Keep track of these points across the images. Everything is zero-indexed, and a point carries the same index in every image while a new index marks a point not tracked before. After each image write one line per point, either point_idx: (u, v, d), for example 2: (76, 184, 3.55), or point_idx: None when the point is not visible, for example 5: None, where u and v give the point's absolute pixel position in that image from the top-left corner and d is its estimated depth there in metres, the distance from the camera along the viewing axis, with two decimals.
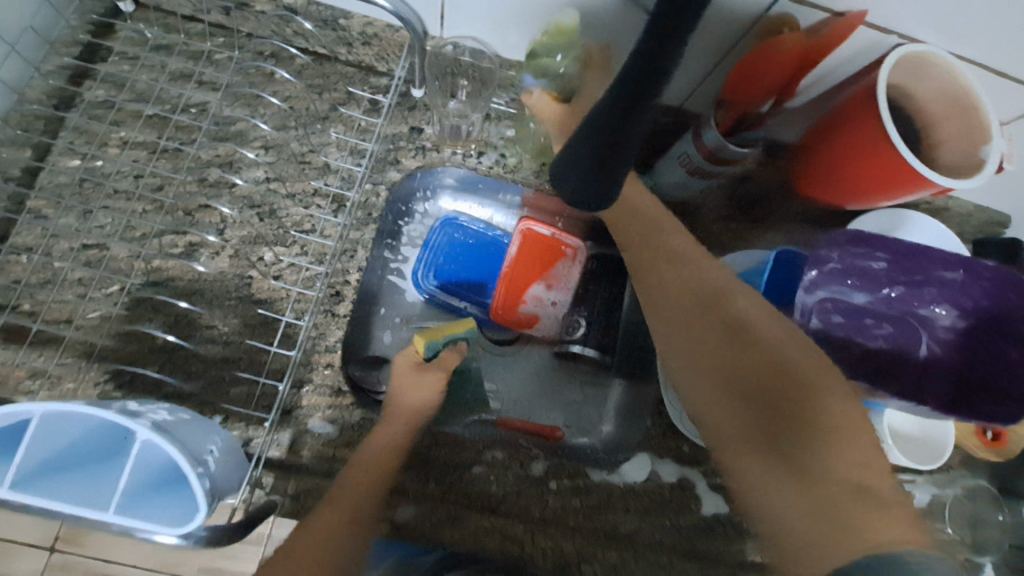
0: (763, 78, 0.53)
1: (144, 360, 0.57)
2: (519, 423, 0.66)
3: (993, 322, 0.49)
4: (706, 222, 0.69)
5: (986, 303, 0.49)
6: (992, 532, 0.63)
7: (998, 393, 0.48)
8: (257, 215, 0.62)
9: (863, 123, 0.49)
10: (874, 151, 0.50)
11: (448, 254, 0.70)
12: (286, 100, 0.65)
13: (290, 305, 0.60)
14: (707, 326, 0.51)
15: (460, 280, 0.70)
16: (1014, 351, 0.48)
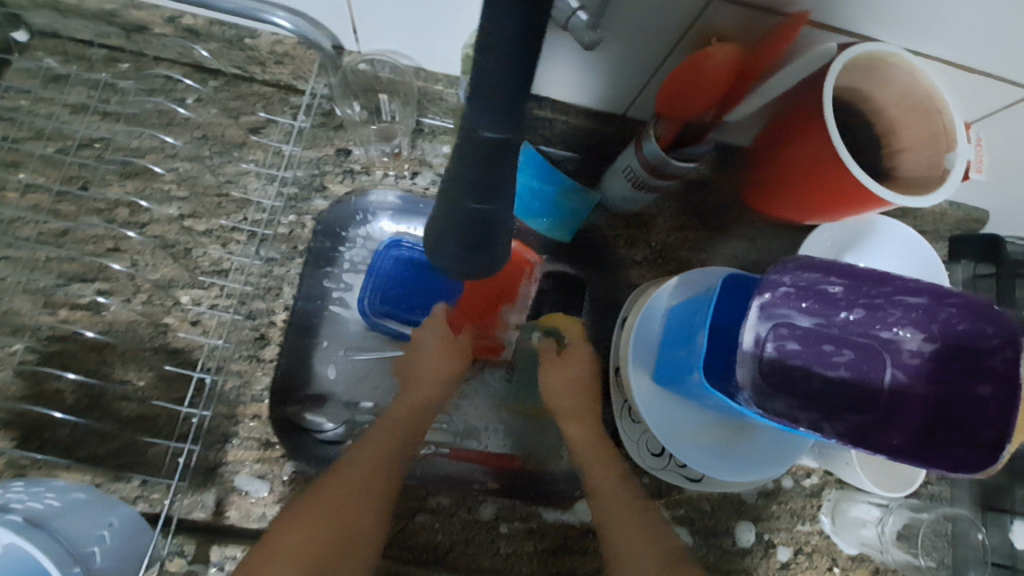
0: (701, 89, 0.47)
1: (53, 424, 0.52)
2: (474, 454, 0.62)
3: (964, 352, 0.43)
4: (662, 234, 0.64)
5: (957, 331, 0.43)
6: (973, 550, 0.59)
7: (964, 435, 0.42)
8: (171, 256, 0.58)
9: (814, 133, 0.45)
10: (825, 163, 0.45)
11: (395, 278, 0.65)
12: (199, 129, 0.61)
13: (207, 355, 0.55)
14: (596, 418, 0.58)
15: (411, 306, 0.65)
16: (984, 388, 0.42)
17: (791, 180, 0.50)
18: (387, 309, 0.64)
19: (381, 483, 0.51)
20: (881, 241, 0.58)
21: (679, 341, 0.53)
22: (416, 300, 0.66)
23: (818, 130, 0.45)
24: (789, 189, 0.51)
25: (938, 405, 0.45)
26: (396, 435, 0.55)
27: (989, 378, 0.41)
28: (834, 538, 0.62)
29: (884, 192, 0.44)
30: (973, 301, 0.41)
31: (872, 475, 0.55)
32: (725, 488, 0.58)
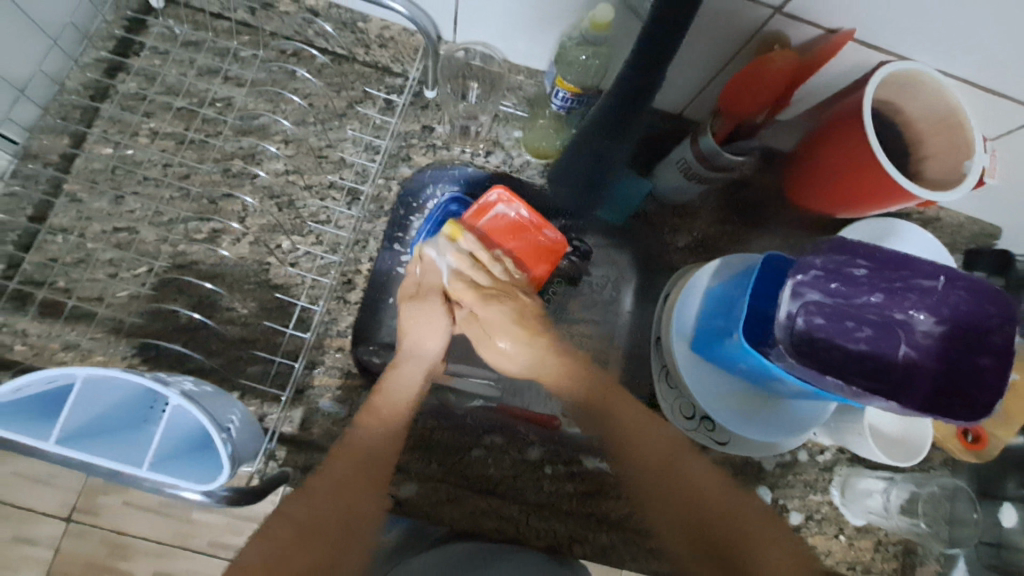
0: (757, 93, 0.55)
1: (168, 337, 0.60)
2: (519, 410, 0.67)
3: (971, 330, 0.51)
4: (704, 224, 0.72)
5: (964, 311, 0.51)
6: (968, 530, 0.65)
7: (964, 397, 0.50)
8: (276, 205, 0.66)
9: (852, 136, 0.52)
10: (861, 161, 0.53)
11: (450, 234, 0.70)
12: (306, 97, 0.69)
13: (305, 291, 0.63)
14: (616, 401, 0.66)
15: None
16: (986, 358, 0.49)
17: (828, 176, 0.58)
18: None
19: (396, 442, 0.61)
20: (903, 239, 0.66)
21: (719, 314, 0.59)
22: None
23: (857, 133, 0.52)
24: (826, 184, 0.59)
25: (944, 375, 0.51)
26: (403, 408, 0.63)
27: (989, 350, 0.49)
28: (841, 509, 0.68)
29: (911, 186, 0.51)
30: (980, 284, 0.49)
31: (880, 447, 0.62)
32: (747, 452, 0.65)
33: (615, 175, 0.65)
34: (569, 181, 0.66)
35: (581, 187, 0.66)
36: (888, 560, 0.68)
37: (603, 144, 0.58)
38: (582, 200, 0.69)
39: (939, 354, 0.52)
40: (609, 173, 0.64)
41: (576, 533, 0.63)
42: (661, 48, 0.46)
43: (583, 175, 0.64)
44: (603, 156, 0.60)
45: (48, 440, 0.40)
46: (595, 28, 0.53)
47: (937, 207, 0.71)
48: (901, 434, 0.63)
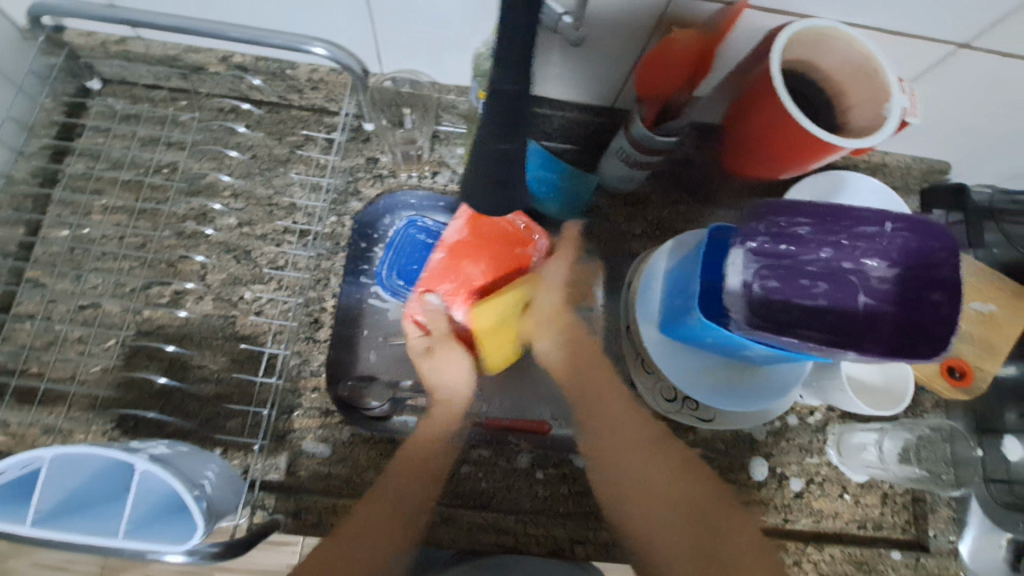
0: (669, 72, 0.56)
1: (145, 405, 0.61)
2: (507, 421, 0.66)
3: (920, 268, 0.51)
4: (655, 209, 0.73)
5: (912, 250, 0.51)
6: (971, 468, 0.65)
7: (927, 336, 0.49)
8: (233, 258, 0.67)
9: (771, 99, 0.53)
10: (784, 122, 0.53)
11: (411, 254, 0.72)
12: (249, 150, 0.71)
13: (272, 337, 0.64)
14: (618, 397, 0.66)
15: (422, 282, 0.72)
16: (936, 294, 0.50)
17: (759, 142, 0.59)
18: (402, 283, 0.71)
19: (424, 471, 0.60)
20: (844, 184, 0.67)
21: (677, 294, 0.60)
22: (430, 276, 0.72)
23: (773, 96, 0.53)
24: (759, 150, 0.60)
25: (904, 316, 0.52)
26: (434, 444, 0.62)
27: (941, 285, 0.49)
28: (841, 468, 0.68)
29: (836, 139, 0.52)
30: (918, 221, 0.49)
31: (863, 401, 0.61)
32: (734, 424, 0.65)
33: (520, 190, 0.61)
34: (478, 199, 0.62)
35: (489, 192, 0.60)
36: (899, 513, 0.68)
37: (504, 172, 0.58)
38: (491, 207, 0.62)
39: (895, 294, 0.52)
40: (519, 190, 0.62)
41: (576, 533, 0.62)
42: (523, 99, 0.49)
43: (488, 179, 0.59)
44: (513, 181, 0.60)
45: (23, 523, 0.41)
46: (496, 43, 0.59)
47: (881, 153, 0.71)
48: (883, 384, 0.63)
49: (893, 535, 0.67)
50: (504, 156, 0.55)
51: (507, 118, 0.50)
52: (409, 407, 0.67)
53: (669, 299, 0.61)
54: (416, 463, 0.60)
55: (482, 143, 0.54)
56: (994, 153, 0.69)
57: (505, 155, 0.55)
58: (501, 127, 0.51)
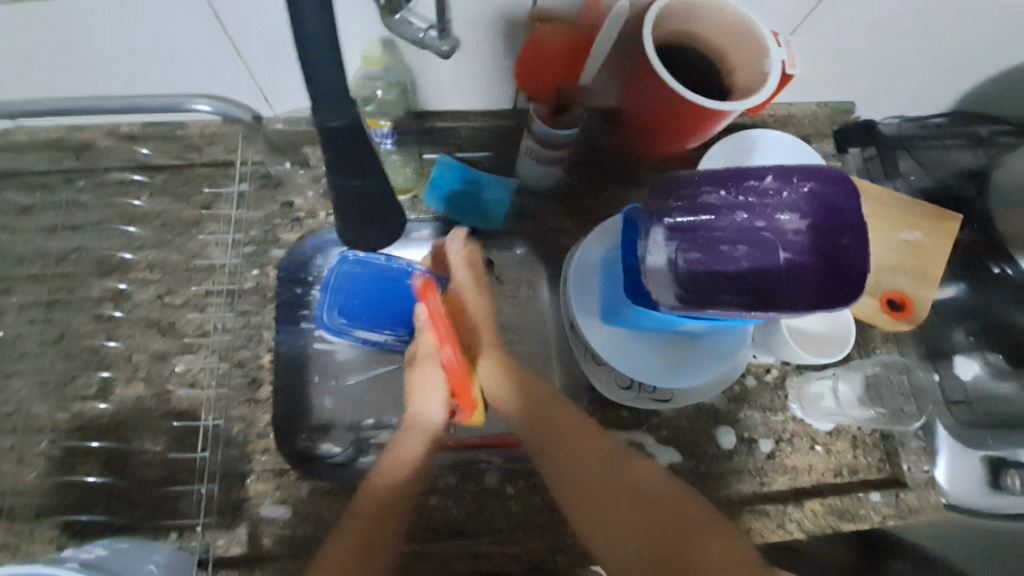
0: (550, 67, 0.56)
1: (91, 503, 0.59)
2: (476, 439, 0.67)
3: (829, 214, 0.52)
4: (580, 200, 0.73)
5: (817, 199, 0.53)
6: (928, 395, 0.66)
7: (846, 279, 0.50)
8: (158, 332, 0.65)
9: (649, 73, 0.53)
10: (666, 93, 0.53)
11: (349, 290, 0.72)
12: (157, 217, 0.69)
13: (210, 406, 0.62)
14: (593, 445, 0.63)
15: (365, 314, 0.72)
16: (845, 239, 0.51)
17: (649, 114, 0.58)
18: (346, 320, 0.71)
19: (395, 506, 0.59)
20: (756, 141, 0.68)
21: (611, 280, 0.62)
22: (374, 303, 0.73)
23: (652, 70, 0.52)
24: (650, 121, 0.59)
25: (823, 264, 0.52)
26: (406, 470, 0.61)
27: (846, 229, 0.51)
28: (807, 420, 0.68)
29: (724, 104, 0.52)
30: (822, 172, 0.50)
31: (804, 350, 0.62)
32: (689, 398, 0.66)
33: (391, 213, 0.63)
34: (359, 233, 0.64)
35: (361, 226, 0.63)
36: (872, 453, 0.67)
37: (371, 207, 0.61)
38: (370, 240, 0.66)
39: (811, 244, 0.53)
40: (385, 209, 0.62)
41: (555, 543, 0.61)
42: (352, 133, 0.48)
43: (355, 214, 0.61)
44: (375, 212, 0.62)
45: None
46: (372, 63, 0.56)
47: (786, 104, 0.72)
48: (825, 331, 0.64)
49: (871, 477, 0.66)
50: (359, 191, 0.57)
51: (346, 158, 0.52)
52: (373, 445, 0.67)
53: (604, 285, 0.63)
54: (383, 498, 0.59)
55: (335, 185, 0.57)
56: (892, 85, 0.71)
57: (359, 190, 0.58)
58: (343, 167, 0.53)
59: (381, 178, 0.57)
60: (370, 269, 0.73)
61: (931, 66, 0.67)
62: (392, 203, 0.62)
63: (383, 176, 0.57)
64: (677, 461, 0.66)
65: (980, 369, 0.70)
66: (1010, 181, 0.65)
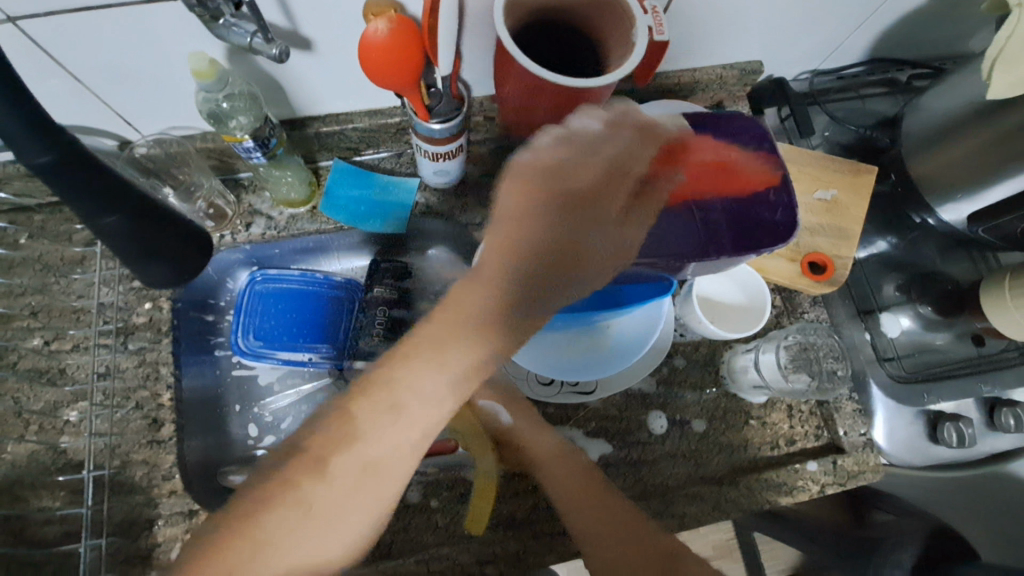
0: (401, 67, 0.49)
1: None
2: None
3: (736, 166, 0.57)
4: (489, 193, 0.70)
5: (728, 148, 0.57)
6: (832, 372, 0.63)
7: (762, 223, 0.55)
8: (47, 381, 0.61)
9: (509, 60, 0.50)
10: (529, 78, 0.50)
11: (263, 311, 0.68)
12: (38, 259, 0.65)
13: (107, 454, 0.59)
14: (558, 458, 0.59)
15: (281, 334, 0.68)
16: (760, 183, 0.56)
17: (525, 100, 0.54)
18: (263, 343, 0.67)
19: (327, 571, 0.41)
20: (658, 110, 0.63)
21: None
22: (290, 319, 0.68)
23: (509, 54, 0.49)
24: (528, 106, 0.56)
25: None
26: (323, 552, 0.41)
27: (758, 175, 0.56)
28: (739, 394, 0.66)
29: (591, 81, 0.47)
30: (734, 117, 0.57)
31: (721, 327, 0.59)
32: (616, 388, 0.63)
33: (189, 245, 0.51)
34: (149, 270, 0.50)
35: (145, 259, 0.48)
36: (808, 421, 0.66)
37: (150, 233, 0.47)
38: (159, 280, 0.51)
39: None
40: (168, 238, 0.49)
41: (483, 554, 0.57)
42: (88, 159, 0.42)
43: (136, 246, 0.47)
44: (165, 238, 0.48)
45: None
46: (203, 78, 0.48)
47: (689, 71, 0.69)
48: (744, 301, 0.61)
49: (807, 446, 0.65)
50: (121, 230, 0.45)
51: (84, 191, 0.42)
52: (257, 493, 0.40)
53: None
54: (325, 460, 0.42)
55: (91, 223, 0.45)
56: (793, 43, 0.68)
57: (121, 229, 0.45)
58: (81, 201, 0.43)
59: (140, 201, 0.46)
60: (284, 285, 0.69)
61: (826, 19, 0.65)
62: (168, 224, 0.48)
63: (150, 203, 0.46)
64: (608, 451, 0.63)
65: (909, 324, 0.68)
66: (917, 127, 0.63)
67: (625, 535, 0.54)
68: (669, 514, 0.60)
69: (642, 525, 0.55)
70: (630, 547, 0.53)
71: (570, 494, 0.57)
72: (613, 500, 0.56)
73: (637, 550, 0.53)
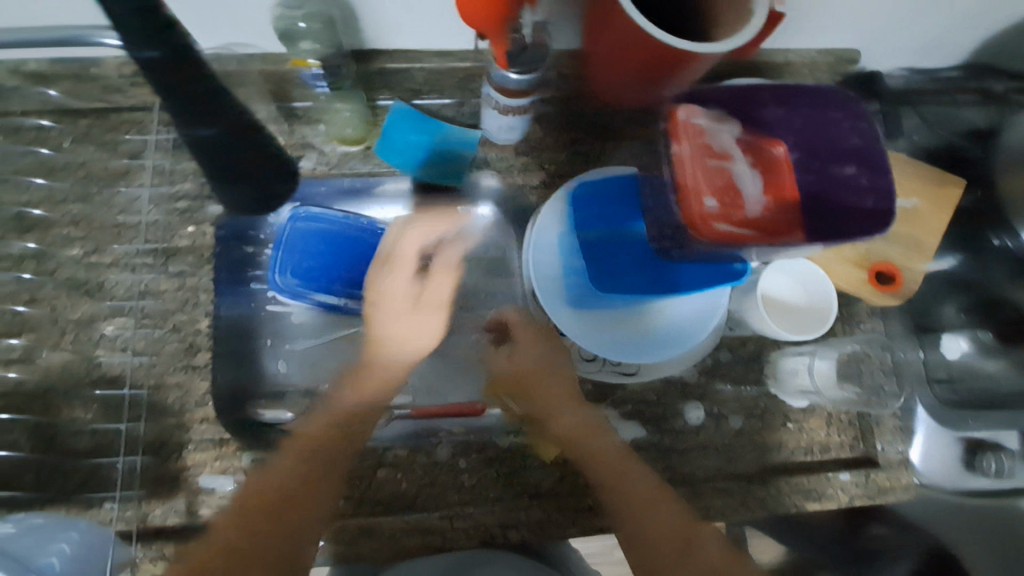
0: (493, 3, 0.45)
1: (19, 474, 0.55)
2: (437, 408, 0.61)
3: (825, 143, 0.47)
4: (551, 155, 0.67)
5: (811, 127, 0.48)
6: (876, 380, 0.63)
7: (850, 214, 0.46)
8: (84, 294, 0.60)
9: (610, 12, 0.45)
10: (630, 35, 0.45)
11: (302, 249, 0.64)
12: (81, 168, 0.62)
13: (142, 375, 0.59)
14: (589, 428, 0.59)
15: (318, 275, 0.64)
16: (849, 167, 0.46)
17: (615, 59, 0.50)
18: (300, 282, 0.63)
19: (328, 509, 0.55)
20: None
21: (570, 268, 0.58)
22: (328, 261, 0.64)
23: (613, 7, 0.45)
24: (615, 66, 0.52)
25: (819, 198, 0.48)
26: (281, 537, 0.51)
27: (852, 158, 0.46)
28: (779, 395, 0.64)
29: (697, 49, 0.43)
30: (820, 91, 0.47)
31: (779, 323, 0.57)
32: (658, 373, 0.62)
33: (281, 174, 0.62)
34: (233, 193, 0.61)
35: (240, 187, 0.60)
36: (845, 430, 0.64)
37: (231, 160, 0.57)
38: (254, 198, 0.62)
39: (802, 173, 0.47)
40: (257, 170, 0.59)
41: (508, 518, 0.58)
42: (188, 70, 0.47)
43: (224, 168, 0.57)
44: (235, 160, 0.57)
45: None
46: None
47: (782, 51, 0.64)
48: (807, 304, 0.59)
49: (843, 455, 0.63)
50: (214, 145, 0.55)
51: (189, 100, 0.49)
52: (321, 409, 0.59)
53: (562, 278, 0.58)
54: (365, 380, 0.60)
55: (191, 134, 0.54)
56: (902, 32, 0.62)
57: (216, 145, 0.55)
58: (183, 112, 0.51)
59: (238, 127, 0.54)
60: (326, 224, 0.64)
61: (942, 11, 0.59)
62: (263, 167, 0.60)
63: (243, 130, 0.55)
64: (641, 436, 0.62)
65: (967, 348, 0.66)
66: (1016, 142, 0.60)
67: (646, 508, 0.55)
68: (696, 504, 0.60)
69: (665, 501, 0.56)
70: (649, 521, 0.54)
71: (597, 462, 0.57)
72: (641, 472, 0.57)
73: (655, 523, 0.54)
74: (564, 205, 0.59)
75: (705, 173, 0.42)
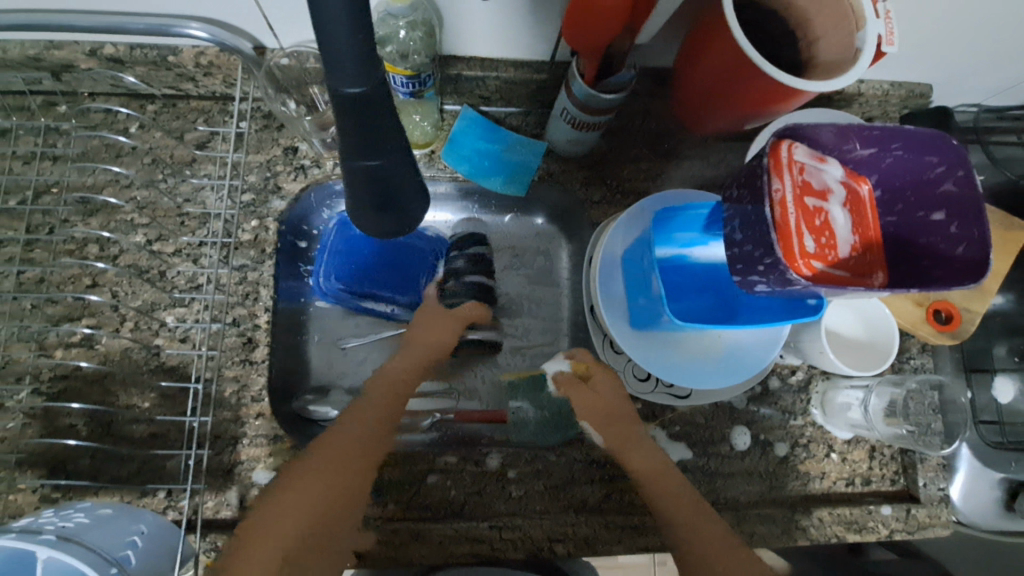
0: (598, 20, 0.46)
1: (76, 458, 0.55)
2: (477, 413, 0.64)
3: (912, 185, 0.47)
4: (615, 170, 0.66)
5: (902, 167, 0.47)
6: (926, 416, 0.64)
7: (929, 256, 0.47)
8: (147, 281, 0.60)
9: (722, 37, 0.47)
10: (737, 61, 0.47)
11: (345, 253, 0.66)
12: (147, 154, 0.63)
13: (199, 367, 0.58)
14: (623, 432, 0.59)
15: (361, 278, 0.66)
16: (937, 215, 0.46)
17: (712, 82, 0.52)
18: (343, 286, 0.66)
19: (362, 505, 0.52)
20: (811, 117, 0.60)
21: (637, 291, 0.59)
22: (367, 267, 0.67)
23: (724, 33, 0.46)
24: (709, 88, 0.53)
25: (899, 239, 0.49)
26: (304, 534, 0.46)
27: (940, 205, 0.46)
28: (826, 427, 0.64)
29: (804, 82, 0.44)
30: (915, 137, 0.44)
31: (845, 359, 0.59)
32: (713, 398, 0.62)
33: (410, 189, 0.49)
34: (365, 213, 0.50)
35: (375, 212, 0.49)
36: (888, 465, 0.65)
37: (387, 182, 0.46)
38: (390, 227, 0.53)
39: (884, 215, 0.49)
40: (408, 193, 0.50)
41: (556, 531, 0.58)
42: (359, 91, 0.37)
43: (371, 195, 0.47)
44: (388, 189, 0.47)
45: None
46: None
47: (857, 82, 0.64)
48: (866, 340, 0.60)
49: (883, 489, 0.64)
50: (378, 174, 0.45)
51: (368, 134, 0.40)
52: None
53: (629, 300, 0.59)
54: (404, 379, 0.59)
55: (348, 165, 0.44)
56: (978, 73, 0.62)
57: (379, 172, 0.45)
58: (359, 142, 0.41)
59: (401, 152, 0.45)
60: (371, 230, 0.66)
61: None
62: (409, 189, 0.49)
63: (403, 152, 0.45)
64: (686, 457, 0.63)
65: (1020, 392, 0.66)
66: None
67: (681, 507, 0.54)
68: (740, 530, 0.60)
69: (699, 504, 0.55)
70: (688, 519, 0.53)
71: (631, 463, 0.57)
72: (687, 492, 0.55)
73: (693, 524, 0.53)
74: (627, 223, 0.59)
75: (802, 211, 0.44)
